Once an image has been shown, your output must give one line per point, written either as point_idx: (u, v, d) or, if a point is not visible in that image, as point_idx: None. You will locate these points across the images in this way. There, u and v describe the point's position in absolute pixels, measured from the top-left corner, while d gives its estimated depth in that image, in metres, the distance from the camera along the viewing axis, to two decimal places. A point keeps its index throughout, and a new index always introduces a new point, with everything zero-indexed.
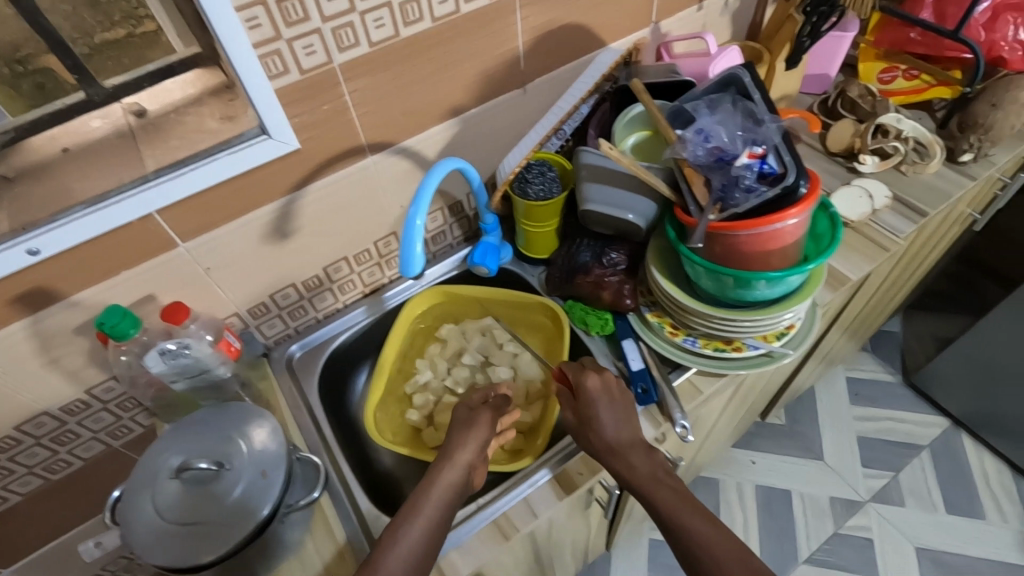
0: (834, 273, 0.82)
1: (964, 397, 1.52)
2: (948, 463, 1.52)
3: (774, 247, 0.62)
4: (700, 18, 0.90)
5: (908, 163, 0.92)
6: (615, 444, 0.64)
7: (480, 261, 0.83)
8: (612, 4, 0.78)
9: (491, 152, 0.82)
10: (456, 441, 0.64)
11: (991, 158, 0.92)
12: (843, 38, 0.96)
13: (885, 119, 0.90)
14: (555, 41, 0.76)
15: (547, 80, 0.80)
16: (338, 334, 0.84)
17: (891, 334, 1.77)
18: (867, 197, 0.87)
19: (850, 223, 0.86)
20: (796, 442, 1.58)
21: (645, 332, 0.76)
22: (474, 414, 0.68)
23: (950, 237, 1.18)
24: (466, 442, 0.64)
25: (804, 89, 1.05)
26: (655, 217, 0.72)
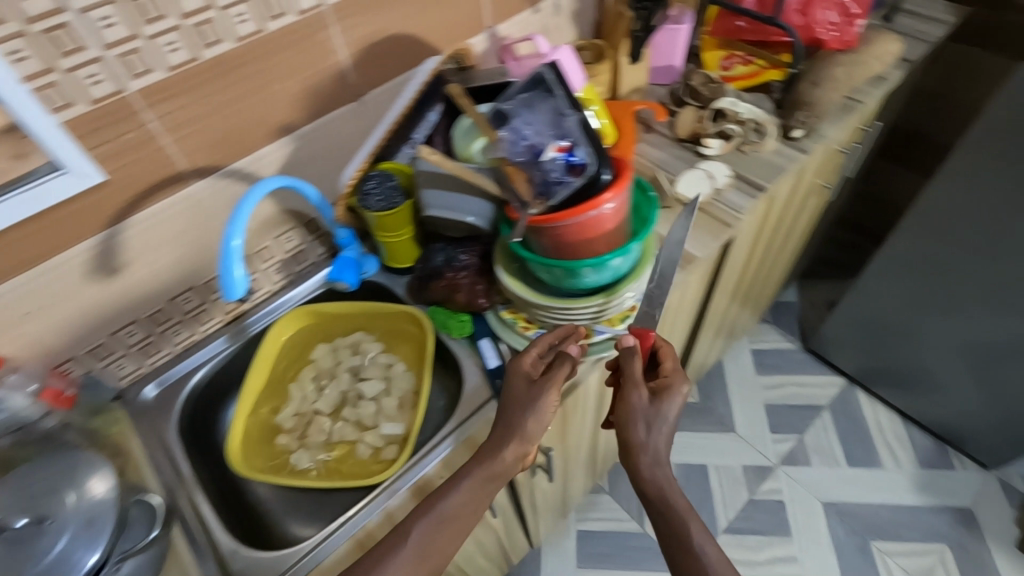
0: (682, 253, 0.86)
1: (854, 355, 1.62)
2: (846, 419, 1.62)
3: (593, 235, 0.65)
4: (538, 21, 0.93)
5: (747, 142, 0.98)
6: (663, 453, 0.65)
7: (338, 277, 0.83)
8: (438, 13, 0.79)
9: (336, 166, 0.82)
10: (515, 423, 0.63)
11: (821, 133, 0.99)
12: (678, 30, 1.03)
13: (722, 103, 0.97)
14: (384, 52, 0.77)
15: (384, 91, 0.80)
16: (198, 367, 0.81)
17: (789, 304, 1.87)
18: (708, 179, 0.92)
19: (695, 204, 0.91)
20: (709, 417, 1.64)
21: (501, 329, 0.77)
22: (541, 388, 0.65)
23: (811, 209, 1.26)
24: (524, 429, 0.63)
25: (655, 81, 1.11)
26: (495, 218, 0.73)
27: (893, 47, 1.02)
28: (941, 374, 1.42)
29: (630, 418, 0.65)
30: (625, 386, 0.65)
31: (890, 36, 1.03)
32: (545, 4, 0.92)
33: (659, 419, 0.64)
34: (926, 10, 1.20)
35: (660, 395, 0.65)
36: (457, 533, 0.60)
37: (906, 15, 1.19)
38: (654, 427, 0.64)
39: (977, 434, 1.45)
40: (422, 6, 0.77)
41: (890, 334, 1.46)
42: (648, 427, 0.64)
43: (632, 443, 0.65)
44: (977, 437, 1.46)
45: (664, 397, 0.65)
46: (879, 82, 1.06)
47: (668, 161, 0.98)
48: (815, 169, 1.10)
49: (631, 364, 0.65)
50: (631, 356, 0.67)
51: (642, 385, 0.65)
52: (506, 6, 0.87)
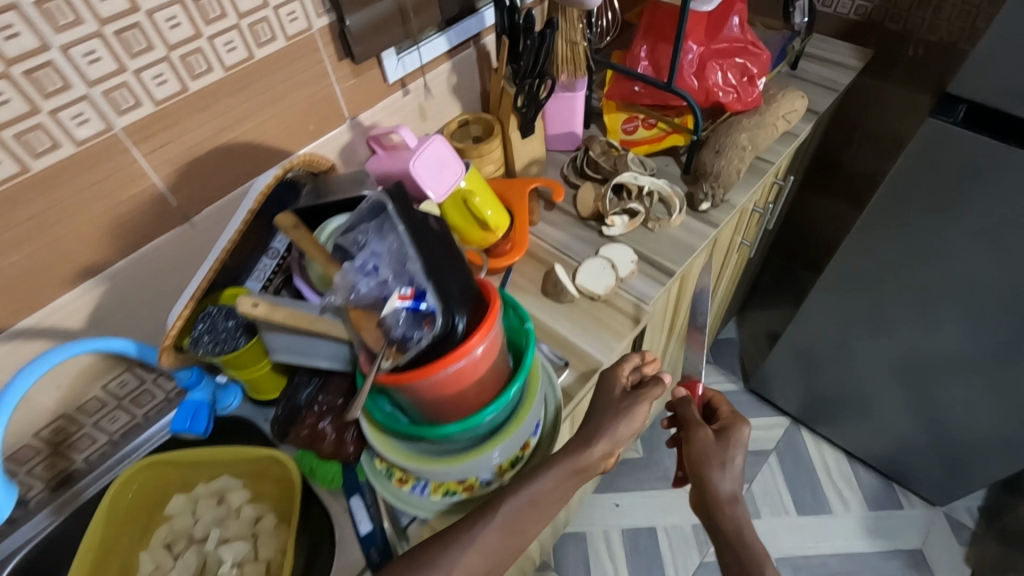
0: (586, 359, 0.77)
1: (796, 393, 1.56)
2: (792, 462, 1.57)
3: (460, 386, 0.55)
4: (411, 102, 0.83)
5: (653, 219, 0.89)
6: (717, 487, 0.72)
7: (181, 426, 0.69)
8: (278, 113, 0.68)
9: (174, 295, 0.69)
10: (603, 428, 0.63)
11: (729, 202, 0.92)
12: (574, 98, 0.93)
13: (622, 179, 0.89)
14: (213, 165, 0.65)
15: (223, 206, 0.69)
16: (13, 553, 0.69)
17: (730, 341, 1.81)
18: (611, 268, 0.83)
19: (597, 298, 0.82)
20: (654, 473, 1.57)
21: (374, 478, 0.65)
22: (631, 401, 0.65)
23: (734, 267, 1.16)
24: (614, 433, 0.62)
25: (555, 148, 1.02)
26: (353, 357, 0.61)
27: (797, 104, 0.96)
28: (879, 407, 1.39)
29: (705, 454, 0.74)
30: (692, 427, 0.77)
31: (795, 91, 0.97)
32: (415, 84, 0.82)
33: (726, 457, 0.74)
34: (831, 53, 1.16)
35: (722, 434, 0.76)
36: (540, 518, 0.59)
37: (812, 60, 1.15)
38: (727, 459, 0.74)
39: (917, 468, 1.44)
40: (256, 108, 0.66)
41: (825, 367, 1.41)
42: (719, 466, 0.73)
43: (708, 485, 0.72)
44: (919, 472, 1.44)
45: (728, 434, 0.76)
46: (788, 137, 1.00)
47: (570, 244, 0.89)
48: (730, 233, 1.02)
49: (685, 411, 0.80)
50: (686, 405, 0.81)
51: (705, 427, 0.77)
52: (366, 94, 0.76)
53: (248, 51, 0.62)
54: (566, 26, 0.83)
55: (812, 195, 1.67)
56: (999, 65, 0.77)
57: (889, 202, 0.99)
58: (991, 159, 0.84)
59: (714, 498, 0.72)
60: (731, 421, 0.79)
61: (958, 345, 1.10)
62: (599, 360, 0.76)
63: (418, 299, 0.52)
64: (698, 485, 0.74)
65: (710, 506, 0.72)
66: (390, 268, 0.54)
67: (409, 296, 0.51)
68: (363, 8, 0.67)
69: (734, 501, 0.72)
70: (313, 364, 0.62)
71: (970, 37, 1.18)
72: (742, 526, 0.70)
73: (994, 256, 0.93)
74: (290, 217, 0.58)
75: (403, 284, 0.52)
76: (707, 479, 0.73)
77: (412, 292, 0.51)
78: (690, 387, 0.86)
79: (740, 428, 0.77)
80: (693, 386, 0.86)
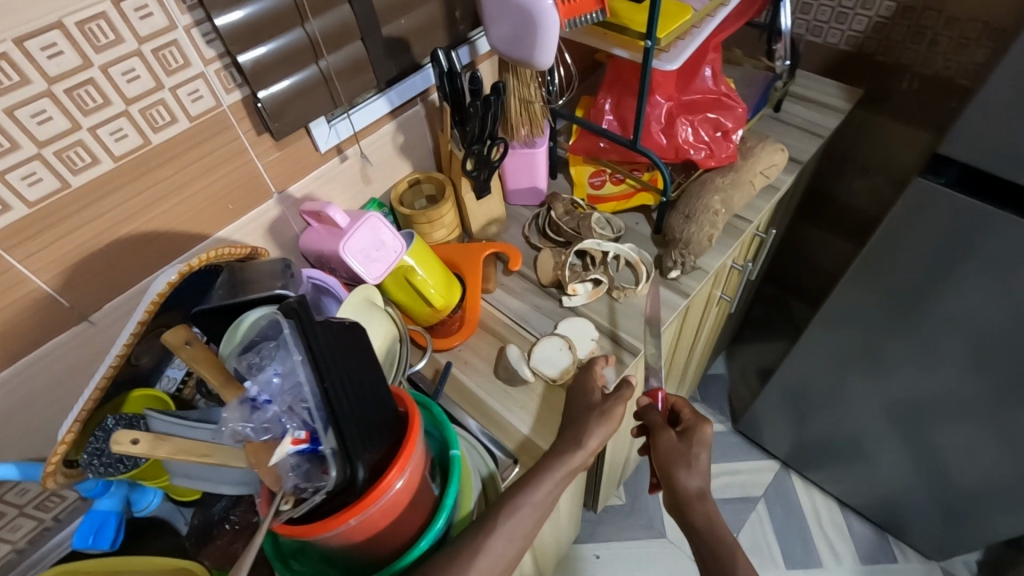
0: (535, 449, 0.71)
1: (787, 433, 1.44)
2: (781, 509, 1.49)
3: (381, 525, 0.50)
4: (351, 168, 0.76)
5: (617, 288, 0.82)
6: (690, 489, 0.66)
7: (83, 543, 0.63)
8: (189, 196, 0.62)
9: (74, 397, 0.62)
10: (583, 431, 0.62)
11: (701, 267, 0.85)
12: (534, 154, 0.86)
13: (583, 245, 0.82)
14: (116, 258, 0.59)
15: (130, 299, 0.62)
16: None
17: (717, 377, 1.70)
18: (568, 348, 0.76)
19: (553, 382, 0.75)
20: (637, 522, 1.47)
21: None
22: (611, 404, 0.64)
23: (712, 321, 1.10)
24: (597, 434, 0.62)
25: (518, 202, 0.95)
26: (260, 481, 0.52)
27: (778, 157, 0.88)
28: (873, 447, 1.26)
29: (672, 453, 0.67)
30: (653, 430, 0.69)
31: (774, 142, 0.89)
32: (354, 149, 0.75)
33: (692, 455, 0.67)
34: (818, 93, 1.08)
35: (686, 432, 0.70)
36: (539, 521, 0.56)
37: (797, 101, 1.07)
38: (695, 452, 0.67)
39: (913, 516, 1.32)
40: (160, 195, 0.59)
41: (819, 405, 1.28)
42: (685, 466, 0.66)
43: (675, 486, 0.66)
44: (916, 522, 1.33)
45: (692, 433, 0.69)
46: (767, 190, 0.93)
47: (527, 314, 0.82)
48: (705, 292, 0.95)
49: (648, 416, 0.71)
50: (648, 410, 0.72)
51: (667, 427, 0.70)
52: (296, 165, 0.70)
53: (143, 137, 0.55)
54: (518, 85, 0.77)
55: (803, 228, 1.52)
56: (992, 129, 0.68)
57: (874, 261, 0.90)
58: (984, 227, 0.75)
59: (683, 495, 0.66)
60: (694, 419, 0.71)
61: (957, 393, 0.98)
62: (543, 446, 0.71)
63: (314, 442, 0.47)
64: (667, 486, 0.67)
65: (680, 504, 0.66)
66: (286, 402, 0.48)
67: (303, 439, 0.46)
68: (277, 82, 0.60)
69: (704, 496, 0.66)
70: (217, 489, 0.53)
71: (968, 74, 1.06)
72: (716, 526, 0.64)
73: (989, 325, 0.84)
74: (184, 331, 0.51)
75: (298, 427, 0.47)
76: (674, 481, 0.66)
77: (307, 436, 0.47)
78: (651, 395, 0.74)
79: (705, 419, 0.70)
80: (655, 391, 0.74)
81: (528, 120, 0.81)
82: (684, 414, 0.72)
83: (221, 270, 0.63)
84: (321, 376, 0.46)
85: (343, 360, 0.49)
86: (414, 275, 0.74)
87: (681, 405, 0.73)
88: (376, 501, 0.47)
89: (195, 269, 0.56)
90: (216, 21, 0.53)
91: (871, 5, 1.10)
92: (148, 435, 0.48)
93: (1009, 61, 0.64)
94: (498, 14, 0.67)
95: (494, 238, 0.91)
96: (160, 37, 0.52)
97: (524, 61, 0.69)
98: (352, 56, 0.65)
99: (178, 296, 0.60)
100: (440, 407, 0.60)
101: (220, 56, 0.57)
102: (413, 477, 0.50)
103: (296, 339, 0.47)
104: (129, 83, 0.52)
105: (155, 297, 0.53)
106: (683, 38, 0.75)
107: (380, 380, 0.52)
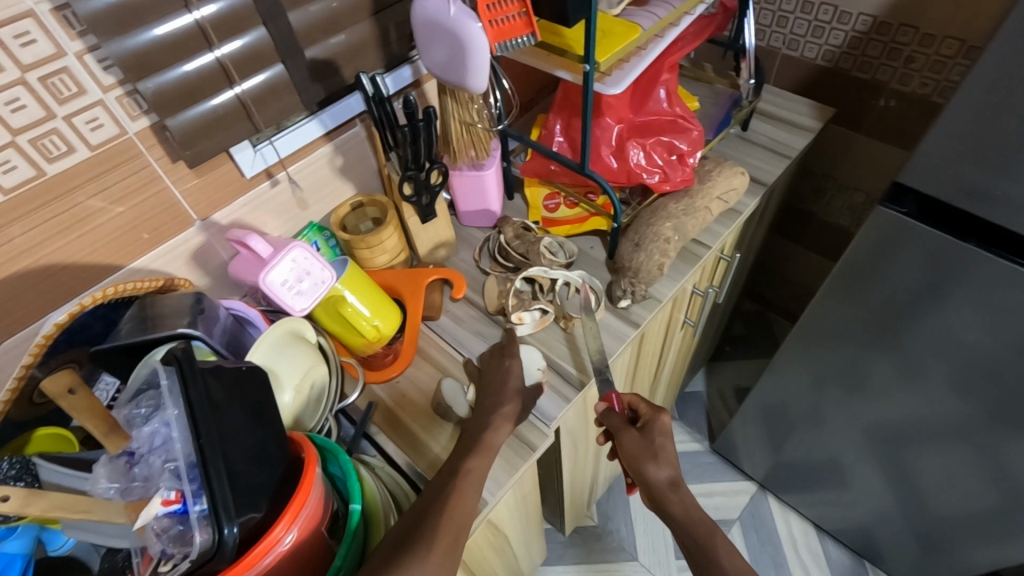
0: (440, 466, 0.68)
1: (765, 455, 1.31)
2: (756, 534, 1.37)
3: None
4: (283, 194, 0.76)
5: (564, 317, 0.78)
6: (658, 483, 0.66)
7: None
8: (95, 229, 0.61)
9: None
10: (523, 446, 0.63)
11: (653, 295, 0.81)
12: (482, 176, 0.83)
13: (530, 272, 0.78)
14: (21, 289, 0.58)
15: (35, 332, 0.61)
16: None
17: (695, 395, 1.58)
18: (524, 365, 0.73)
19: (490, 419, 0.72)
20: (606, 546, 1.34)
21: None
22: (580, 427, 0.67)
23: (678, 344, 1.08)
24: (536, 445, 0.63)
25: (470, 223, 0.91)
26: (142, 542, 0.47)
27: (735, 181, 0.84)
28: (852, 470, 1.12)
29: (639, 447, 0.68)
30: (616, 432, 0.70)
31: (734, 165, 0.85)
32: (285, 174, 0.75)
33: (657, 447, 0.68)
34: (788, 112, 1.04)
35: (647, 427, 0.70)
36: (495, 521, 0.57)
37: (764, 120, 1.03)
38: (658, 441, 0.68)
39: (890, 546, 1.22)
40: (62, 227, 0.58)
41: (796, 425, 1.15)
42: (651, 458, 0.67)
43: (647, 481, 0.66)
44: (894, 550, 1.22)
45: (653, 426, 0.70)
46: (728, 215, 0.89)
47: (467, 341, 0.78)
48: (663, 319, 0.90)
49: (609, 418, 0.71)
50: (608, 413, 0.71)
51: (628, 427, 0.70)
52: (220, 192, 0.70)
53: (36, 168, 0.55)
54: (456, 108, 0.74)
55: (785, 244, 1.46)
56: (950, 160, 0.63)
57: (837, 292, 0.85)
58: (945, 265, 0.70)
59: (655, 488, 0.66)
60: (652, 411, 0.72)
61: (943, 418, 0.87)
62: (445, 457, 0.68)
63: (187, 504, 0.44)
64: (639, 482, 0.68)
65: (656, 498, 0.66)
66: (161, 459, 0.46)
67: (174, 500, 0.44)
68: (185, 109, 0.60)
69: (676, 485, 0.66)
70: (111, 545, 0.49)
71: (945, 91, 0.99)
72: (690, 508, 0.65)
73: (955, 364, 0.78)
74: (67, 377, 0.43)
75: (169, 487, 0.44)
76: (645, 476, 0.66)
77: (179, 495, 0.44)
78: (607, 400, 0.73)
79: (662, 408, 0.71)
80: (610, 397, 0.73)
81: (472, 142, 0.78)
82: (642, 408, 0.72)
83: (130, 305, 0.60)
84: (197, 432, 0.44)
85: (225, 416, 0.47)
86: (347, 305, 0.72)
87: (635, 400, 0.74)
88: (259, 561, 0.44)
89: (90, 307, 0.56)
90: (107, 47, 0.53)
91: (848, 18, 1.02)
92: (19, 490, 0.40)
93: (965, 92, 0.59)
94: (431, 35, 0.63)
95: (443, 262, 0.87)
96: (48, 64, 0.52)
97: (458, 84, 0.66)
98: (267, 80, 0.66)
99: (74, 337, 0.56)
100: (344, 452, 0.58)
101: (120, 83, 0.57)
102: (305, 533, 0.48)
103: (176, 392, 0.46)
104: (14, 114, 0.52)
105: (41, 338, 0.52)
106: (629, 60, 0.73)
107: (265, 436, 0.50)
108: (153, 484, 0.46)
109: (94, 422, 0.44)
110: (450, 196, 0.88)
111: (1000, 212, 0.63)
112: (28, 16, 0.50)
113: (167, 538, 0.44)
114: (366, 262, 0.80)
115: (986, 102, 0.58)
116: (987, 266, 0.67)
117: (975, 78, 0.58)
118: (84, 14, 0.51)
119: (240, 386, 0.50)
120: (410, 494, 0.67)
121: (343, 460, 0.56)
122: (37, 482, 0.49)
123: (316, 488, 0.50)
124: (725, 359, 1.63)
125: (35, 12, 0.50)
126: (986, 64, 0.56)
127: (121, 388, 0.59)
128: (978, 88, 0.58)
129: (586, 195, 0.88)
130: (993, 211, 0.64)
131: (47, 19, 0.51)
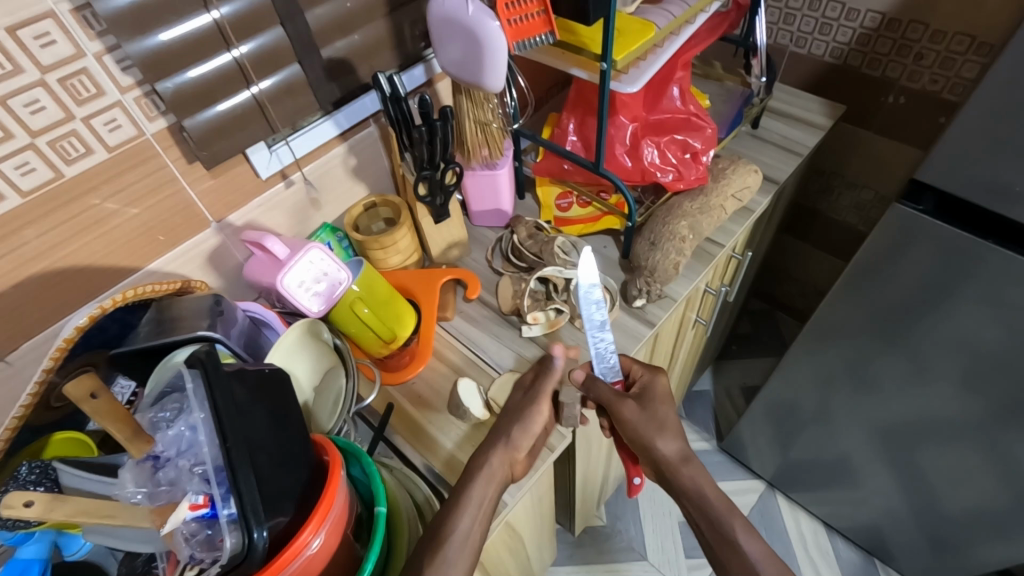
0: (461, 469, 0.67)
1: (775, 454, 1.31)
2: (765, 533, 1.36)
3: None
4: (296, 195, 0.76)
5: (579, 317, 0.78)
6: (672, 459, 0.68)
7: None
8: (112, 231, 0.60)
9: None
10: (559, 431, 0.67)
11: (668, 295, 0.81)
12: (495, 176, 0.82)
13: (544, 273, 0.77)
14: (38, 290, 0.57)
15: (52, 335, 0.60)
16: None
17: (703, 394, 1.58)
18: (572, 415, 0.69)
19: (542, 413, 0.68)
20: (616, 545, 1.34)
21: None
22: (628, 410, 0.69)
23: (689, 343, 1.08)
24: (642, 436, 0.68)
25: (483, 223, 0.90)
26: (167, 548, 0.47)
27: (750, 179, 0.84)
28: (862, 469, 1.12)
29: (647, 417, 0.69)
30: (615, 403, 0.69)
31: (748, 164, 0.85)
32: (299, 175, 0.75)
33: (660, 416, 0.70)
34: (799, 110, 1.04)
35: (645, 394, 0.72)
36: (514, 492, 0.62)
37: (776, 117, 1.03)
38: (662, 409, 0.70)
39: (900, 544, 1.21)
40: (79, 229, 0.58)
41: (804, 423, 1.15)
42: (659, 432, 0.68)
43: (655, 454, 0.68)
44: (904, 548, 1.22)
45: (652, 392, 0.72)
46: (741, 213, 0.88)
47: (485, 343, 0.78)
48: (676, 319, 0.90)
49: (598, 389, 0.70)
50: (593, 385, 0.71)
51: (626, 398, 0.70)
52: (234, 194, 0.69)
53: (54, 170, 0.54)
54: (471, 107, 0.74)
55: (792, 242, 1.45)
56: (968, 157, 0.63)
57: (849, 290, 0.84)
58: (962, 264, 0.70)
59: (665, 462, 0.68)
60: (647, 373, 0.74)
61: (951, 414, 0.87)
62: (458, 453, 0.68)
63: (216, 508, 0.44)
64: (643, 454, 0.70)
65: (667, 472, 0.69)
66: (189, 462, 0.46)
67: (202, 504, 0.44)
68: (201, 110, 0.60)
69: (687, 459, 0.68)
70: (133, 549, 0.48)
71: (956, 88, 0.99)
72: (700, 484, 0.68)
73: (971, 362, 0.78)
74: (89, 381, 0.43)
75: (199, 489, 0.45)
76: (654, 450, 0.68)
77: (209, 499, 0.44)
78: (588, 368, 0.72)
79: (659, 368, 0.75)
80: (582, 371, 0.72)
81: (487, 140, 0.78)
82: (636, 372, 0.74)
83: (147, 308, 0.60)
84: (224, 436, 0.44)
85: (250, 419, 0.47)
86: (362, 307, 0.71)
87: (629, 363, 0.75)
88: (288, 565, 0.44)
89: (110, 309, 0.55)
90: (127, 48, 0.52)
91: (857, 15, 1.02)
92: (43, 495, 0.40)
93: (984, 89, 0.58)
94: (448, 34, 0.62)
95: (456, 262, 0.86)
96: (67, 65, 0.52)
97: (475, 82, 0.65)
98: (282, 80, 0.65)
99: (92, 340, 0.55)
100: (365, 453, 0.58)
101: (138, 84, 0.56)
102: (332, 536, 0.47)
103: (201, 395, 0.45)
104: (32, 116, 0.51)
105: (62, 342, 0.52)
106: (645, 58, 0.73)
107: (288, 439, 0.49)
108: (181, 489, 0.45)
109: (116, 424, 0.44)
110: (462, 196, 0.88)
111: (1020, 210, 0.63)
112: (48, 16, 0.49)
113: (196, 544, 0.44)
114: (380, 263, 0.79)
115: (1007, 100, 0.57)
116: (1003, 265, 0.67)
117: (994, 76, 0.57)
118: (106, 14, 0.50)
119: (263, 390, 0.50)
120: (433, 502, 0.67)
121: (366, 463, 0.56)
122: (56, 488, 0.51)
123: (342, 492, 0.50)
124: (732, 358, 1.63)
125: (56, 12, 0.49)
126: (1007, 61, 0.56)
127: (136, 391, 0.60)
128: (998, 86, 0.57)
129: (599, 193, 0.87)
130: (1011, 209, 0.63)
131: (67, 19, 0.50)
